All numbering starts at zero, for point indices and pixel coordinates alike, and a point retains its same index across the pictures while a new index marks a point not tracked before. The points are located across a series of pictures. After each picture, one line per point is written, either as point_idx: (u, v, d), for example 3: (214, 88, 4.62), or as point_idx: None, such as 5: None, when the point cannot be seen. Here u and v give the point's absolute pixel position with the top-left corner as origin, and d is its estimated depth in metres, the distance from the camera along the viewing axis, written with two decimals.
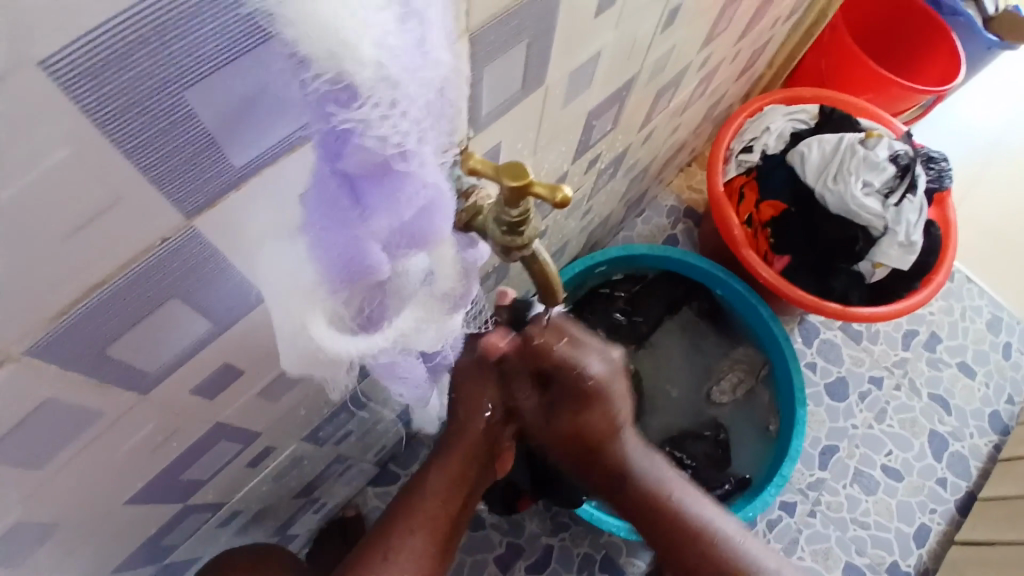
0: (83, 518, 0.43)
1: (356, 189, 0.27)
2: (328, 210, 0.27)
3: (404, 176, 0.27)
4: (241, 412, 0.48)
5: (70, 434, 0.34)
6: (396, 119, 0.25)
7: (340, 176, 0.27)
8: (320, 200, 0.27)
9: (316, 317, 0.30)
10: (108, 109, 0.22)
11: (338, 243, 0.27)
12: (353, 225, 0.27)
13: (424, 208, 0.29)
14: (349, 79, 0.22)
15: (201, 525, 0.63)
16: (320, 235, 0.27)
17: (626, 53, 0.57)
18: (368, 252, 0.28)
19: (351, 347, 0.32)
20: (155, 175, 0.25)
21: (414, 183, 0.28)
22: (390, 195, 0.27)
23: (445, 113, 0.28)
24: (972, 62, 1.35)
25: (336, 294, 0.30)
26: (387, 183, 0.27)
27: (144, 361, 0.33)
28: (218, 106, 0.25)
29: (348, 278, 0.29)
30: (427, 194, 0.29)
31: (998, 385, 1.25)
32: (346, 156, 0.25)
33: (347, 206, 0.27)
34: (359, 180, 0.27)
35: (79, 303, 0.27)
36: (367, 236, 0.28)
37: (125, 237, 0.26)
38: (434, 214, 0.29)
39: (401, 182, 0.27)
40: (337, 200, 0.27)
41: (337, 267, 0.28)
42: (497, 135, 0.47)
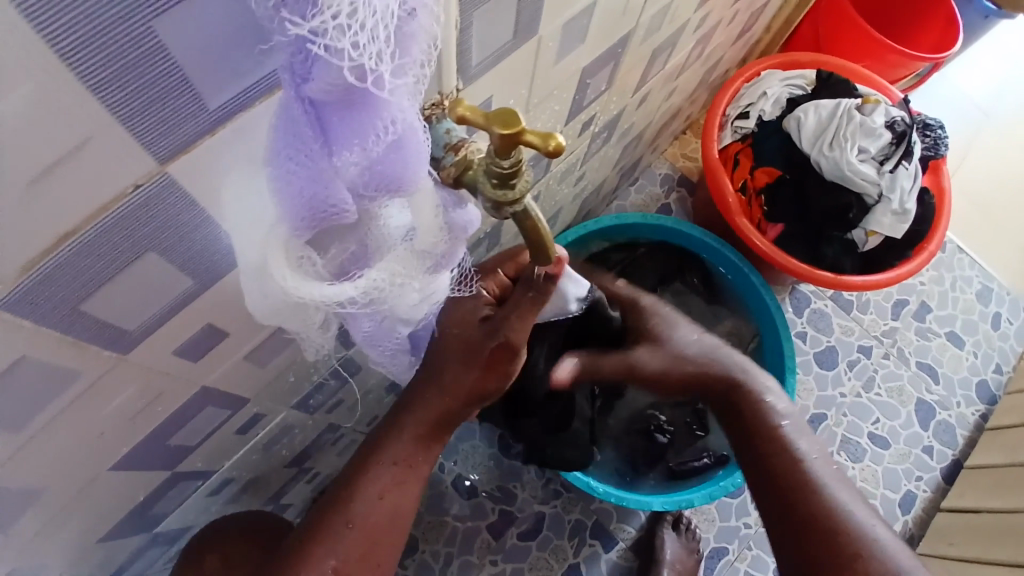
0: (72, 481, 0.42)
1: (321, 117, 0.26)
2: (289, 139, 0.26)
3: (372, 103, 0.26)
4: (227, 377, 0.46)
5: (49, 394, 0.33)
6: (356, 33, 0.22)
7: (305, 104, 0.25)
8: (283, 129, 0.26)
9: (278, 255, 0.31)
10: (69, 40, 0.20)
11: (300, 175, 0.27)
12: (315, 157, 0.27)
13: (394, 143, 0.28)
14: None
15: (192, 493, 0.63)
16: (281, 164, 0.27)
17: (621, 7, 0.55)
18: (329, 186, 0.28)
19: (319, 295, 0.33)
20: (124, 115, 0.23)
21: (383, 114, 0.26)
22: (354, 127, 0.26)
23: (415, 40, 0.25)
24: (972, 28, 1.33)
25: (296, 234, 0.31)
26: (355, 112, 0.26)
27: (122, 319, 0.32)
28: (195, 39, 0.23)
29: (310, 212, 0.29)
30: (397, 129, 0.27)
31: (986, 354, 1.26)
32: (311, 81, 0.24)
33: (311, 137, 0.26)
34: (325, 109, 0.26)
35: (49, 255, 0.26)
36: (330, 169, 0.28)
37: (94, 185, 0.25)
38: (403, 151, 0.28)
39: (369, 111, 0.26)
40: (300, 130, 0.26)
41: (299, 198, 0.29)
42: (487, 89, 0.45)
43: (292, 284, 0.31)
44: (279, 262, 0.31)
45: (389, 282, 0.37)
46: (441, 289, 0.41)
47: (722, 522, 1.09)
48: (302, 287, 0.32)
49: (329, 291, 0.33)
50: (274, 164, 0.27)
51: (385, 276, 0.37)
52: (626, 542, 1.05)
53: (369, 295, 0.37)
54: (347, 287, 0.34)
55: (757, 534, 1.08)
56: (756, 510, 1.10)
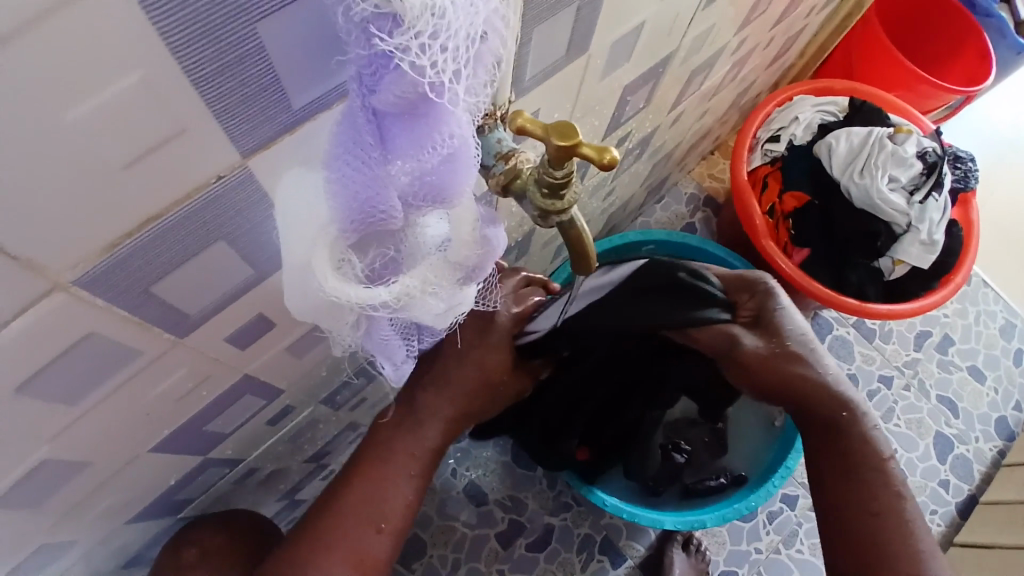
0: (114, 458, 0.44)
1: (382, 127, 0.27)
2: (349, 145, 0.28)
3: (436, 116, 0.27)
4: (267, 366, 0.48)
5: (109, 371, 0.34)
6: (435, 52, 0.24)
7: (369, 114, 0.27)
8: (344, 133, 0.28)
9: (322, 256, 0.31)
10: (180, 34, 0.22)
11: (355, 180, 0.28)
12: (371, 164, 0.28)
13: (447, 157, 0.29)
14: (391, 4, 0.22)
15: (217, 480, 0.64)
16: (337, 168, 0.28)
17: (667, 28, 0.57)
18: (381, 193, 0.29)
19: (353, 295, 0.32)
20: (218, 110, 0.25)
21: (442, 128, 0.27)
22: (412, 139, 0.27)
23: (484, 61, 0.27)
24: (1009, 63, 1.33)
25: (343, 233, 0.31)
26: (417, 124, 0.27)
27: (185, 303, 0.34)
28: (286, 45, 0.25)
29: (358, 215, 0.30)
30: (453, 144, 0.28)
31: (1007, 391, 1.24)
32: (378, 92, 0.25)
33: (370, 144, 0.27)
34: (386, 119, 0.27)
35: (131, 237, 0.27)
36: (384, 176, 0.28)
37: (181, 173, 0.26)
38: (454, 166, 0.29)
39: (430, 124, 0.27)
40: (361, 136, 0.27)
41: (350, 201, 0.29)
42: (536, 102, 0.46)
43: (331, 284, 0.31)
44: (323, 260, 0.31)
45: (421, 291, 0.37)
46: (465, 304, 0.41)
47: (732, 545, 1.09)
48: (339, 288, 0.32)
49: (366, 293, 0.33)
50: (331, 166, 0.28)
51: (420, 283, 0.36)
52: (635, 559, 1.05)
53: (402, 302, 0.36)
54: (381, 291, 0.35)
55: (767, 559, 1.07)
56: (767, 535, 1.09)
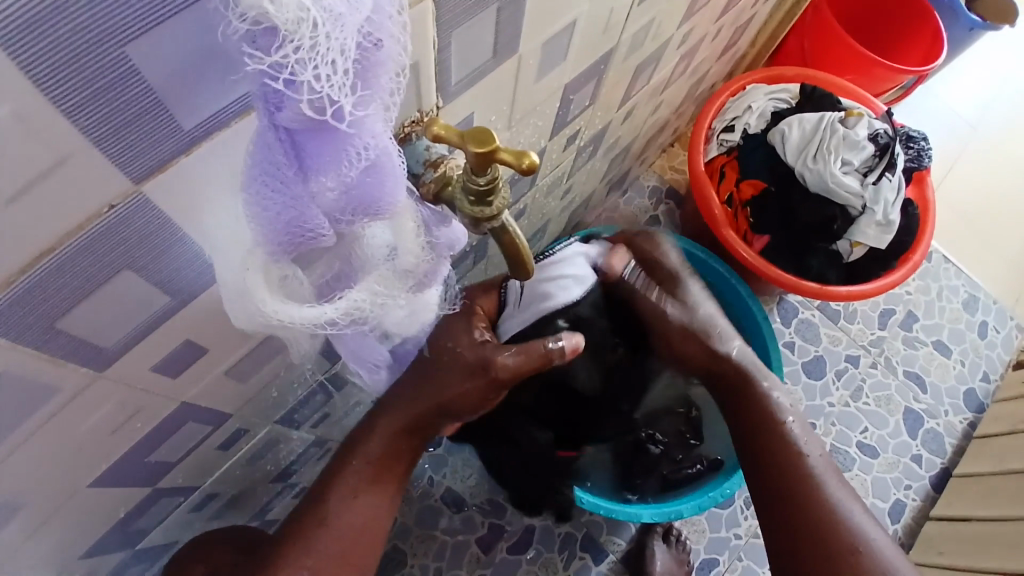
0: (48, 498, 0.42)
1: (296, 146, 0.26)
2: (263, 167, 0.26)
3: (344, 133, 0.26)
4: (208, 392, 0.46)
5: (25, 411, 0.33)
6: (319, 65, 0.23)
7: (279, 133, 0.25)
8: (258, 156, 0.26)
9: (257, 279, 0.32)
10: (40, 65, 0.21)
11: (276, 202, 0.28)
12: (289, 183, 0.27)
13: (369, 168, 0.28)
14: (267, 18, 0.21)
15: (174, 509, 0.62)
16: (255, 189, 0.27)
17: (603, 24, 0.56)
18: (305, 210, 0.29)
19: (298, 317, 0.34)
20: (96, 136, 0.24)
21: (356, 140, 0.27)
22: (328, 155, 0.27)
23: (383, 69, 0.26)
24: (954, 43, 1.35)
25: (274, 255, 0.31)
26: (327, 140, 0.26)
27: (97, 336, 0.32)
28: (165, 65, 0.24)
29: (286, 234, 0.30)
30: (370, 154, 0.28)
31: (973, 363, 1.27)
32: (282, 112, 0.24)
33: (284, 164, 0.26)
34: (299, 137, 0.26)
35: (24, 274, 0.26)
36: (306, 195, 0.28)
37: (64, 208, 0.25)
38: (380, 174, 0.29)
39: (341, 138, 0.26)
40: (274, 156, 0.26)
41: (275, 221, 0.29)
42: (469, 105, 0.46)
43: (271, 308, 0.32)
44: (258, 286, 0.32)
45: (373, 303, 0.38)
46: (424, 303, 0.43)
47: (713, 533, 1.09)
48: (279, 310, 0.33)
49: (311, 314, 0.34)
50: (249, 189, 0.28)
51: (369, 296, 0.37)
52: (617, 553, 1.05)
53: (353, 315, 0.37)
54: (328, 307, 0.35)
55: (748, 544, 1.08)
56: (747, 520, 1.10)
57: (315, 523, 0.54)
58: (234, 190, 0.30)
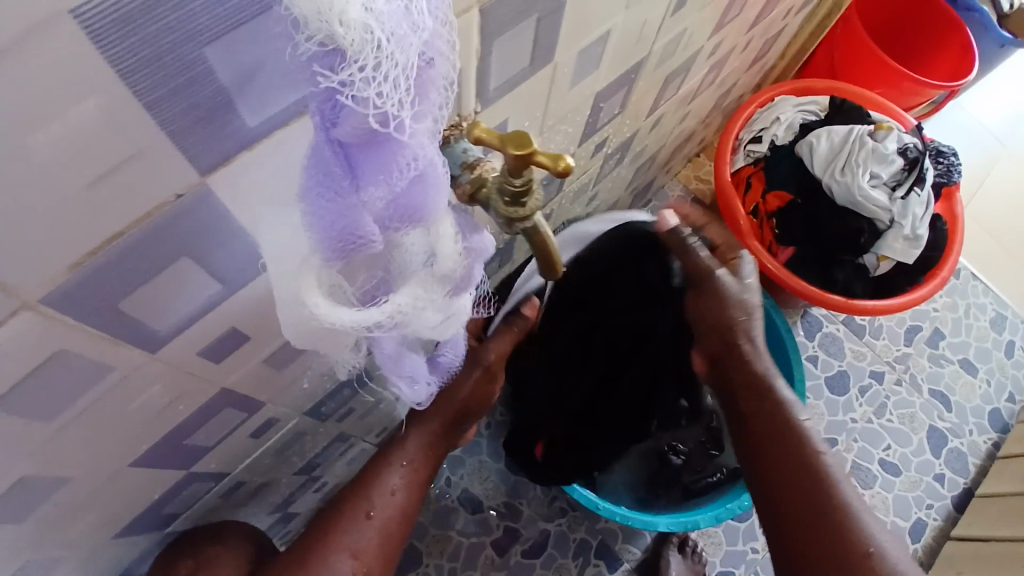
0: (93, 474, 0.44)
1: (350, 157, 0.28)
2: (320, 177, 0.28)
3: (396, 144, 0.28)
4: (246, 380, 0.48)
5: (82, 387, 0.35)
6: (379, 84, 0.24)
7: (334, 146, 0.27)
8: (314, 167, 0.28)
9: (310, 283, 0.32)
10: (131, 65, 0.23)
11: (332, 210, 0.29)
12: (344, 193, 0.29)
13: (417, 177, 0.30)
14: (333, 40, 0.23)
15: (203, 495, 0.64)
16: (312, 200, 0.29)
17: (635, 35, 0.58)
18: (357, 219, 0.30)
19: (346, 319, 0.33)
20: (172, 130, 0.26)
21: (405, 153, 0.28)
22: (379, 166, 0.28)
23: (432, 86, 0.28)
24: (988, 58, 1.34)
25: (328, 262, 0.32)
26: (379, 152, 0.28)
27: (153, 319, 0.34)
28: (238, 65, 0.26)
29: (340, 242, 0.31)
30: (419, 166, 0.29)
31: (999, 383, 1.24)
32: (339, 125, 0.26)
33: (340, 175, 0.28)
34: (352, 149, 0.28)
35: (93, 256, 0.28)
36: (358, 204, 0.29)
37: (135, 195, 0.27)
38: (426, 184, 0.30)
39: (392, 151, 0.28)
40: (330, 168, 0.28)
41: (328, 230, 0.30)
42: (505, 111, 0.47)
43: (321, 310, 0.32)
44: (313, 288, 0.32)
45: (414, 307, 0.36)
46: (462, 312, 0.40)
47: (729, 546, 1.09)
48: (330, 312, 0.32)
49: (359, 317, 0.34)
50: (307, 198, 0.29)
51: (410, 300, 0.36)
52: (631, 562, 1.05)
53: (396, 319, 0.36)
54: (374, 311, 0.35)
55: (765, 558, 1.07)
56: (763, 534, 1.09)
57: (360, 513, 0.55)
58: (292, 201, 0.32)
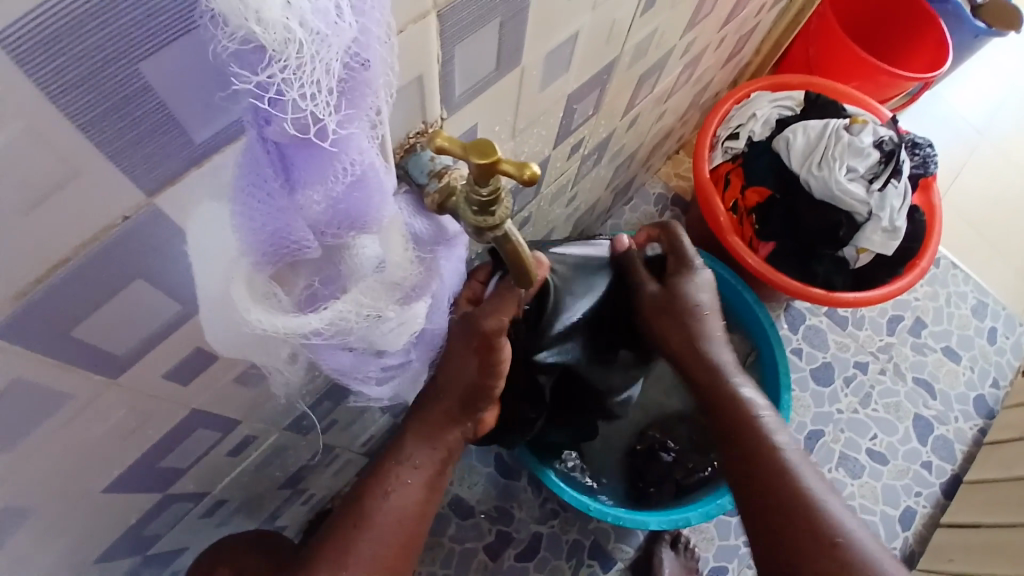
0: (63, 502, 0.43)
1: (284, 160, 0.27)
2: (251, 178, 0.27)
3: (332, 150, 0.27)
4: (217, 398, 0.47)
5: (39, 417, 0.34)
6: (302, 84, 0.23)
7: (267, 145, 0.26)
8: (246, 167, 0.27)
9: (239, 286, 0.31)
10: (58, 82, 0.21)
11: (261, 213, 0.28)
12: (276, 195, 0.28)
13: (355, 182, 0.29)
14: (254, 38, 0.21)
15: (184, 515, 0.63)
16: (241, 201, 0.28)
17: (605, 35, 0.57)
18: (290, 222, 0.29)
19: (281, 325, 0.33)
20: (111, 150, 0.25)
21: (341, 158, 0.27)
22: (313, 170, 0.27)
23: (368, 88, 0.26)
24: (960, 48, 1.35)
25: (258, 266, 0.31)
26: (313, 156, 0.27)
27: (111, 343, 0.33)
28: (178, 80, 0.24)
29: (271, 245, 0.30)
30: (356, 170, 0.28)
31: (983, 369, 1.26)
32: (271, 124, 0.25)
33: (272, 176, 0.27)
34: (287, 149, 0.26)
35: (41, 283, 0.27)
36: (291, 207, 0.28)
37: (79, 218, 0.26)
38: (365, 189, 0.30)
39: (326, 155, 0.27)
40: (262, 169, 0.27)
41: (259, 233, 0.29)
42: (473, 117, 0.47)
43: (254, 315, 0.32)
44: (243, 295, 0.31)
45: (358, 314, 0.36)
46: (417, 318, 0.41)
47: (721, 541, 1.09)
48: (264, 319, 0.32)
49: (293, 322, 0.33)
50: (235, 199, 0.28)
51: (352, 307, 0.35)
52: (624, 561, 1.05)
53: (337, 327, 0.36)
54: (312, 317, 0.34)
55: None
56: None
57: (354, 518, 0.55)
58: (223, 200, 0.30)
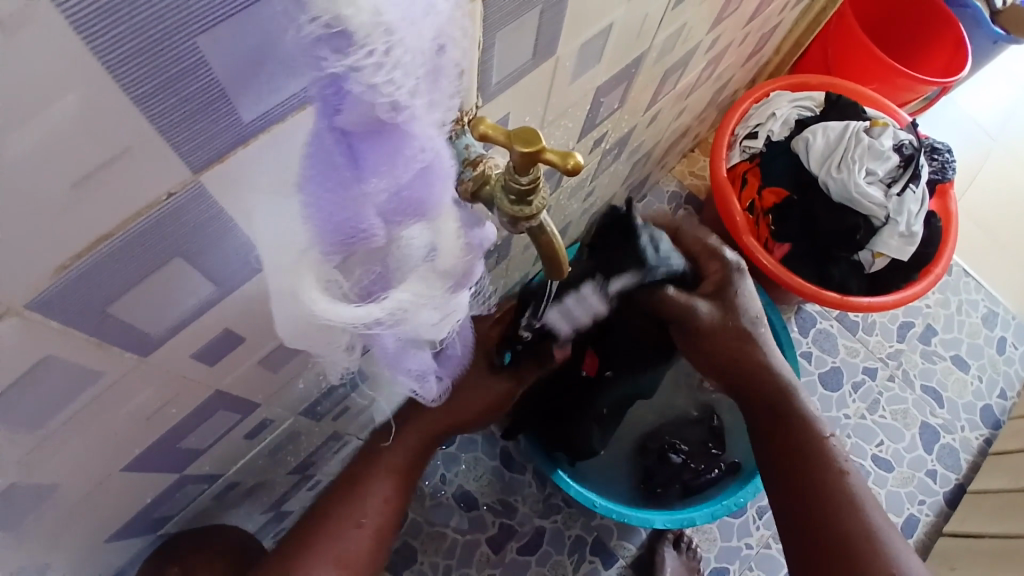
0: (84, 480, 0.43)
1: (353, 148, 0.26)
2: (321, 167, 0.27)
3: (402, 134, 0.27)
4: (239, 382, 0.47)
5: (69, 394, 0.33)
6: (390, 68, 0.23)
7: (337, 133, 0.26)
8: (315, 156, 0.27)
9: (308, 280, 0.31)
10: (116, 54, 0.21)
11: (332, 202, 0.28)
12: (347, 184, 0.27)
13: (422, 170, 0.29)
14: (342, 21, 0.21)
15: (196, 498, 0.63)
16: (311, 190, 0.27)
17: (636, 29, 0.57)
18: (361, 212, 0.29)
19: (344, 316, 0.32)
20: (162, 125, 0.24)
21: (414, 143, 0.27)
22: (383, 157, 0.27)
23: (446, 72, 0.27)
24: (981, 55, 1.34)
25: (327, 257, 0.30)
26: (386, 142, 0.27)
27: (144, 323, 0.33)
28: (232, 57, 0.24)
29: (341, 237, 0.29)
30: (426, 157, 0.28)
31: (991, 379, 1.25)
32: (344, 111, 0.25)
33: (343, 165, 0.27)
34: (357, 139, 0.26)
35: (81, 258, 0.27)
36: (362, 196, 0.28)
37: (124, 195, 0.26)
38: (429, 177, 0.30)
39: (399, 140, 0.27)
40: (333, 158, 0.26)
41: (329, 224, 0.28)
42: (504, 107, 0.46)
43: (321, 305, 0.31)
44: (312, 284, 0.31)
45: (415, 303, 0.35)
46: (460, 306, 0.39)
47: (724, 542, 1.09)
48: (329, 308, 0.31)
49: (355, 313, 0.32)
50: (304, 188, 0.28)
51: (411, 296, 0.34)
52: (626, 558, 1.05)
53: (396, 316, 0.35)
54: (373, 307, 0.33)
55: (758, 554, 1.08)
56: (758, 530, 1.09)
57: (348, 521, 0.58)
58: (290, 192, 0.29)
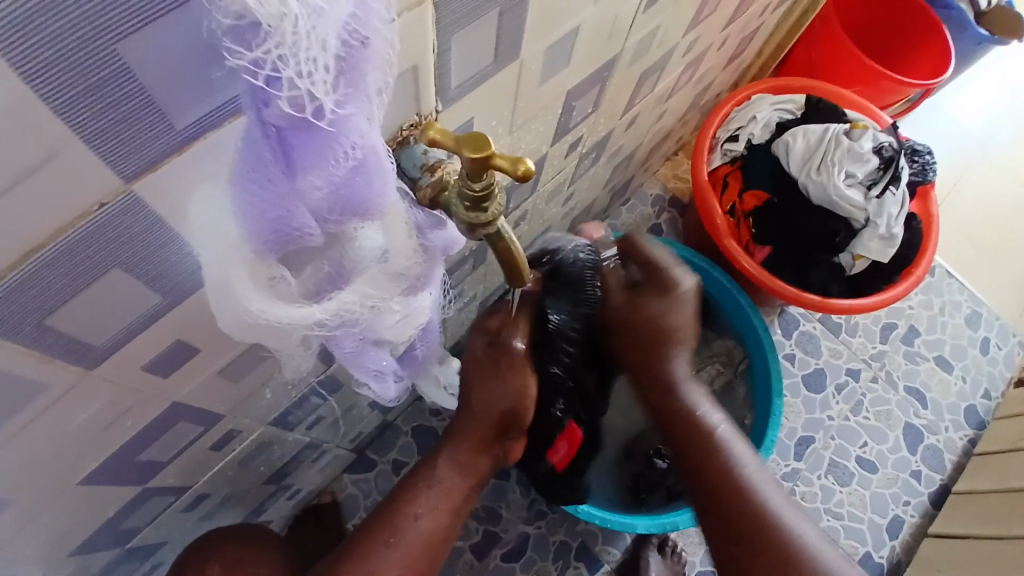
0: (38, 493, 0.42)
1: (282, 144, 0.26)
2: (251, 164, 0.26)
3: (333, 131, 0.26)
4: (200, 392, 0.46)
5: (12, 408, 0.32)
6: (304, 63, 0.23)
7: (265, 129, 0.25)
8: (246, 152, 0.26)
9: (243, 280, 0.30)
10: (32, 63, 0.20)
11: (261, 199, 0.27)
12: (276, 181, 0.27)
13: (356, 167, 0.28)
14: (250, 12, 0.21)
15: (165, 509, 0.62)
16: (241, 186, 0.27)
17: (607, 31, 0.56)
18: (292, 207, 0.28)
19: (283, 316, 0.31)
20: (87, 135, 0.24)
21: (341, 140, 0.26)
22: (313, 152, 0.26)
23: (367, 70, 0.25)
24: (960, 57, 1.35)
25: (261, 254, 0.30)
26: (313, 138, 0.26)
27: (89, 333, 0.32)
28: (158, 63, 0.24)
29: (273, 233, 0.29)
30: (358, 154, 0.27)
31: (974, 380, 1.26)
32: (269, 107, 0.24)
33: (272, 161, 0.26)
34: (287, 134, 0.26)
35: (15, 269, 0.26)
36: (293, 192, 0.28)
37: (54, 204, 0.25)
38: (367, 174, 0.29)
39: (327, 138, 0.26)
40: (261, 152, 0.26)
41: (260, 219, 0.28)
42: (469, 110, 0.46)
43: (257, 303, 0.30)
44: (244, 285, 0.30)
45: (365, 305, 0.35)
46: (423, 309, 0.40)
47: None
48: (267, 308, 0.31)
49: (294, 313, 0.32)
50: (237, 184, 0.27)
51: (358, 297, 0.35)
52: (612, 563, 1.04)
53: (342, 317, 0.35)
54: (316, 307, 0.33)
55: None
56: None
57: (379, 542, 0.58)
58: (222, 183, 0.29)
